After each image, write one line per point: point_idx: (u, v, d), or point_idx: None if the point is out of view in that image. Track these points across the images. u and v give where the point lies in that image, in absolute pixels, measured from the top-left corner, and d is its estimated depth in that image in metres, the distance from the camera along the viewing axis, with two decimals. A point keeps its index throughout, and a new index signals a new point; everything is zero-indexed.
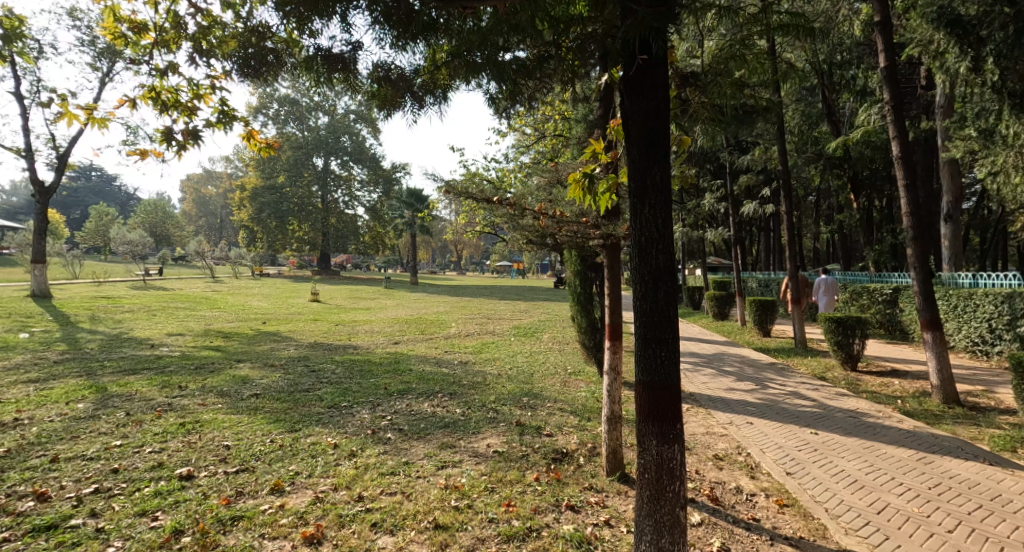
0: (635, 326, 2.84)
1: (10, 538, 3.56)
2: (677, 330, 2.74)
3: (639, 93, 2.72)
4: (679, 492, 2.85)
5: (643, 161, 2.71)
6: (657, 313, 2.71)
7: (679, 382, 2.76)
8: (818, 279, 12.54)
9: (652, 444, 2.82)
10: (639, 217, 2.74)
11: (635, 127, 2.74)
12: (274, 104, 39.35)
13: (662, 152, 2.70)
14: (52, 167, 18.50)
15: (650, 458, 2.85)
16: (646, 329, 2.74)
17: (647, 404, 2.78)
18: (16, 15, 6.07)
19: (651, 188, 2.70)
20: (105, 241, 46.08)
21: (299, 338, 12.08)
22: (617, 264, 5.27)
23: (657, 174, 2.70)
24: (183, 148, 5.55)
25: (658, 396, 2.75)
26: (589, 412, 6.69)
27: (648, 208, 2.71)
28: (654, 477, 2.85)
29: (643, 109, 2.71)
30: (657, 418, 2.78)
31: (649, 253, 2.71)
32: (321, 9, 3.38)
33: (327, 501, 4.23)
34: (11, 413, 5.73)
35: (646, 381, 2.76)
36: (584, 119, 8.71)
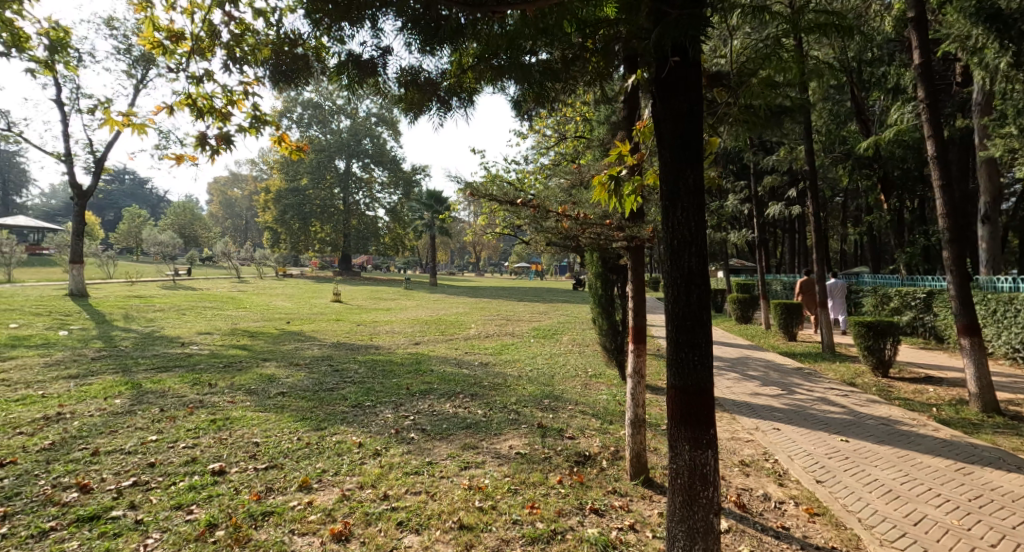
0: (667, 330, 2.84)
1: (56, 527, 3.69)
2: (711, 334, 2.73)
3: (671, 95, 2.71)
4: (713, 499, 2.83)
5: (675, 164, 2.70)
6: (689, 317, 2.69)
7: (712, 387, 2.74)
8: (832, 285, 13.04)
9: (684, 449, 2.80)
10: (671, 220, 2.72)
11: (667, 130, 2.72)
12: (298, 108, 40.10)
13: (693, 155, 2.68)
14: (89, 171, 19.25)
15: (683, 463, 2.83)
16: (679, 333, 2.73)
17: (680, 409, 2.77)
18: (62, 27, 6.32)
19: (684, 191, 2.69)
20: (137, 242, 47.49)
21: (321, 338, 12.30)
22: (641, 267, 5.29)
23: (691, 177, 2.68)
24: (217, 153, 5.73)
25: (692, 400, 2.73)
26: (611, 416, 6.65)
27: (680, 212, 2.70)
28: (687, 482, 2.83)
29: (674, 111, 2.70)
30: (689, 423, 2.76)
31: (681, 256, 2.69)
32: (353, 15, 3.47)
33: (354, 499, 4.29)
34: (53, 407, 5.96)
35: (679, 386, 2.74)
36: (606, 120, 8.68)
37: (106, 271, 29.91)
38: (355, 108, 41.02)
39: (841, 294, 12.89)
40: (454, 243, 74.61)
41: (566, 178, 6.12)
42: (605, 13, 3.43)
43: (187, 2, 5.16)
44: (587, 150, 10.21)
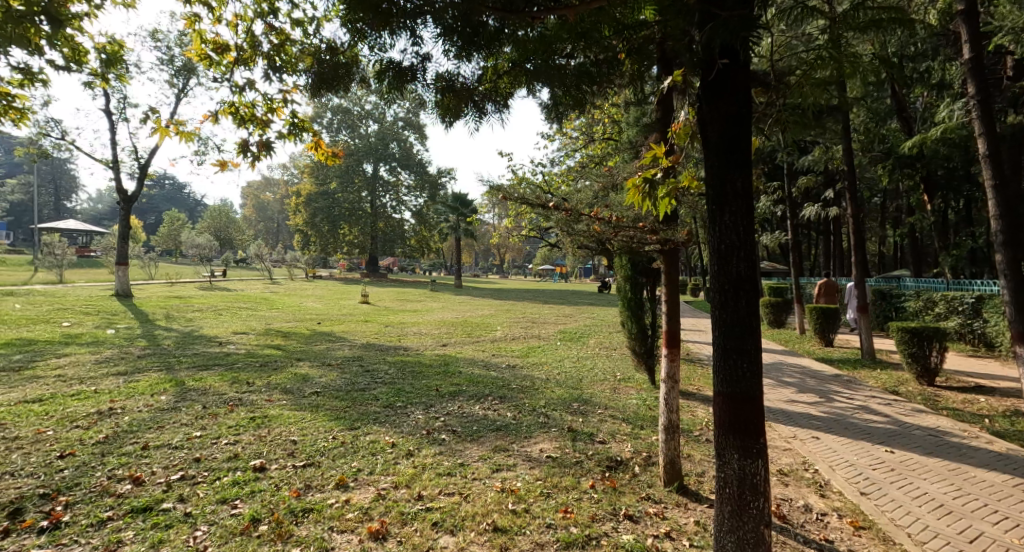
0: (714, 336, 2.80)
1: (113, 517, 3.85)
2: (760, 341, 2.68)
3: (719, 98, 2.67)
4: (763, 510, 2.77)
5: (722, 168, 2.66)
6: (737, 324, 2.66)
7: (761, 394, 2.69)
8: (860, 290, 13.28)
9: (733, 458, 2.75)
10: (718, 226, 2.69)
11: (715, 133, 2.69)
12: (328, 114, 40.89)
13: (741, 159, 2.64)
14: (134, 176, 20.03)
15: (732, 473, 2.78)
16: (726, 340, 2.69)
17: (727, 416, 2.73)
18: (117, 41, 6.62)
19: (731, 195, 2.65)
20: (177, 245, 49.31)
21: (350, 338, 12.51)
22: (675, 271, 5.25)
23: (738, 181, 2.64)
24: (258, 160, 5.94)
25: (739, 407, 2.69)
26: (642, 420, 6.58)
27: (728, 216, 2.66)
28: (736, 492, 2.78)
29: (721, 114, 2.67)
30: (738, 430, 2.72)
31: (729, 261, 2.65)
32: (392, 25, 3.54)
33: (389, 499, 4.35)
34: (105, 402, 6.21)
35: (727, 393, 2.71)
36: (635, 121, 8.61)
37: (150, 272, 31.11)
38: (383, 113, 41.59)
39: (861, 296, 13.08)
40: (481, 246, 75.12)
41: (597, 181, 6.11)
42: (641, 15, 3.41)
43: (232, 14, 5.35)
44: (616, 153, 10.11)
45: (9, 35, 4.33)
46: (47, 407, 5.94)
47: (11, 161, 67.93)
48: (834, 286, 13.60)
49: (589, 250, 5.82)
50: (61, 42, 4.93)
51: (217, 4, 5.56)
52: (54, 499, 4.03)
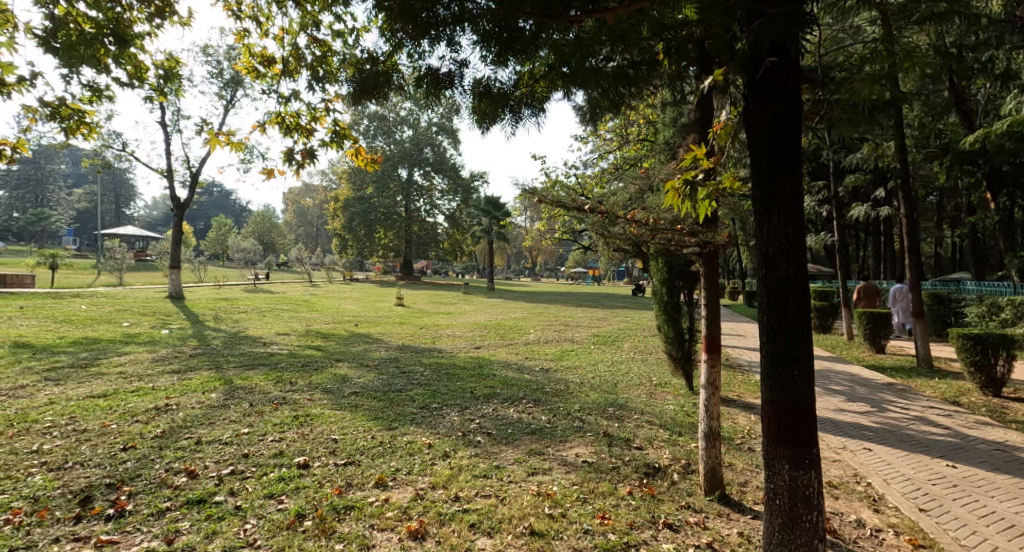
0: (763, 342, 2.75)
1: (171, 507, 4.04)
2: (811, 347, 2.61)
3: (766, 97, 2.62)
4: (816, 522, 2.70)
5: (769, 168, 2.62)
6: (787, 329, 2.60)
7: (813, 403, 2.62)
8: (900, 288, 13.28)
9: (784, 469, 2.69)
10: (766, 228, 2.64)
11: (761, 134, 2.65)
12: (365, 120, 41.74)
13: (790, 160, 2.59)
14: (185, 183, 20.93)
15: (782, 484, 2.72)
16: (774, 345, 2.64)
17: (777, 425, 2.67)
18: (174, 59, 6.97)
19: (780, 196, 2.60)
20: (223, 249, 51.23)
21: (386, 340, 12.75)
22: (714, 274, 5.17)
23: (787, 182, 2.59)
24: (302, 168, 6.15)
25: (791, 416, 2.63)
26: (680, 427, 6.48)
27: (776, 218, 2.61)
28: (787, 503, 2.71)
29: (768, 113, 2.62)
30: (789, 440, 2.66)
31: (778, 264, 2.60)
32: (430, 33, 3.62)
33: (427, 499, 4.42)
34: (161, 398, 6.52)
35: (777, 401, 2.65)
36: (671, 121, 8.49)
37: (198, 275, 32.42)
38: (417, 118, 42.19)
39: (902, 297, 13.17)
40: (513, 248, 75.36)
41: (633, 183, 6.08)
42: (681, 16, 3.39)
43: (278, 27, 5.56)
44: (652, 155, 10.01)
45: (82, 57, 4.62)
46: (110, 402, 6.27)
47: (75, 171, 71.90)
48: (874, 289, 13.79)
49: (624, 252, 5.78)
50: (126, 60, 5.22)
51: (265, 18, 5.79)
52: (118, 488, 4.25)
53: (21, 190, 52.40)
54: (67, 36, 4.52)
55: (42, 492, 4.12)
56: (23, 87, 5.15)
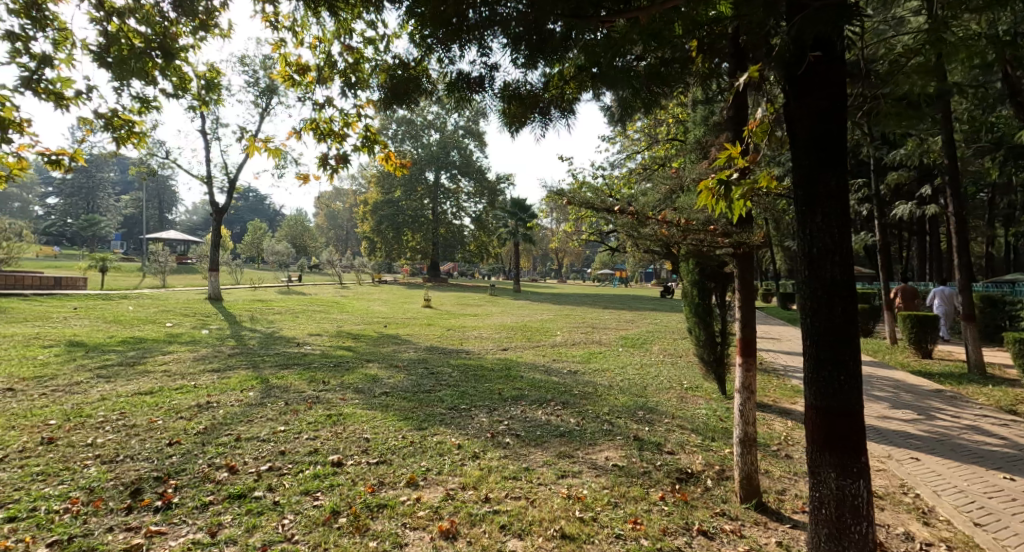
0: (807, 346, 2.69)
1: (213, 501, 4.17)
2: (859, 351, 2.54)
3: (808, 93, 2.56)
4: (866, 534, 2.62)
5: (813, 167, 2.55)
6: (832, 333, 2.54)
7: (861, 409, 2.55)
8: (940, 290, 12.93)
9: (829, 477, 2.62)
10: (811, 228, 2.58)
11: (804, 131, 2.59)
12: (393, 125, 42.29)
13: (834, 158, 2.52)
14: (223, 188, 21.57)
15: (828, 493, 2.64)
16: (819, 349, 2.58)
17: (822, 431, 2.61)
18: (215, 70, 7.20)
19: (823, 195, 2.54)
20: (258, 252, 52.60)
21: (414, 342, 12.87)
22: (749, 276, 5.06)
23: (832, 180, 2.52)
24: (335, 172, 6.28)
25: (837, 423, 2.56)
26: (712, 432, 6.36)
27: (820, 218, 2.55)
28: (834, 514, 2.64)
29: (811, 109, 2.55)
30: (835, 447, 2.59)
31: (822, 265, 2.54)
32: (463, 37, 3.66)
33: (458, 499, 4.44)
34: (203, 395, 6.74)
35: (821, 407, 2.59)
36: (702, 120, 8.35)
37: (235, 277, 33.33)
38: (444, 122, 42.55)
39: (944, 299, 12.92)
40: (540, 250, 75.24)
41: (664, 183, 6.01)
42: (715, 12, 3.34)
43: (312, 36, 5.68)
44: (682, 156, 9.86)
45: (133, 71, 4.82)
46: (156, 398, 6.51)
47: (121, 178, 74.84)
48: (913, 292, 13.35)
49: (654, 253, 5.72)
50: (172, 72, 5.42)
51: (300, 28, 5.92)
52: (165, 481, 4.40)
53: (73, 197, 54.89)
54: (120, 52, 4.73)
55: (97, 483, 4.30)
56: (79, 100, 5.38)
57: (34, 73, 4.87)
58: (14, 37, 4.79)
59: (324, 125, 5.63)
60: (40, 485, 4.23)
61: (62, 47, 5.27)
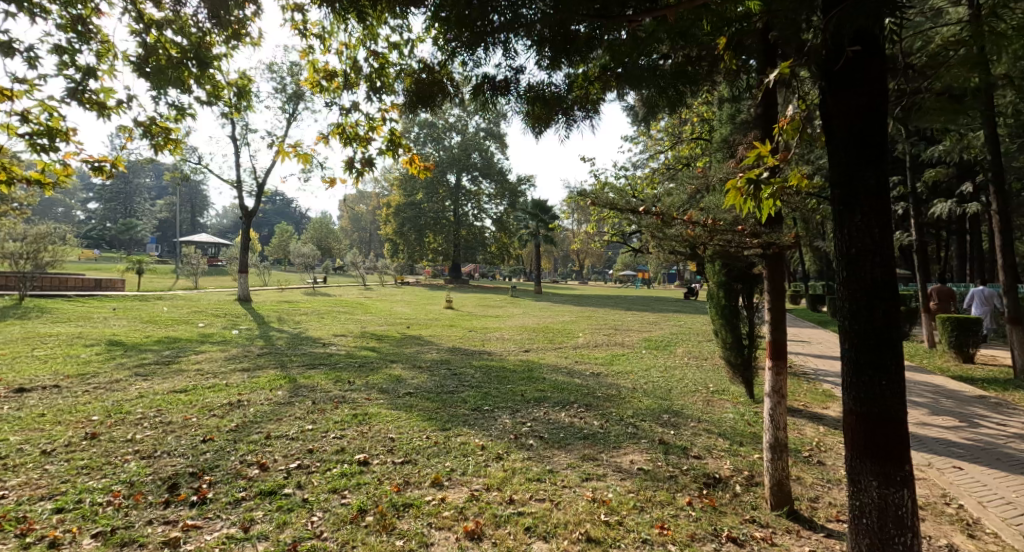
0: (845, 349, 2.62)
1: (246, 497, 4.25)
2: (901, 356, 2.47)
3: (847, 89, 2.50)
4: (910, 545, 2.54)
5: (852, 164, 2.49)
6: (873, 336, 2.47)
7: (904, 416, 2.47)
8: (979, 291, 12.52)
9: (871, 485, 2.55)
10: (850, 228, 2.51)
11: (841, 127, 2.52)
12: (415, 128, 42.67)
13: (874, 155, 2.45)
14: (251, 192, 22.05)
15: (870, 502, 2.57)
16: (859, 353, 2.51)
17: (863, 438, 2.54)
18: (246, 77, 7.36)
19: (863, 194, 2.47)
20: (285, 254, 53.62)
21: (437, 343, 12.95)
22: (779, 277, 4.94)
23: (872, 178, 2.46)
24: (361, 176, 6.36)
25: (879, 430, 2.49)
26: (741, 437, 6.25)
27: (859, 218, 2.49)
28: (877, 523, 2.56)
29: (850, 105, 2.49)
30: (877, 455, 2.51)
31: (862, 266, 2.48)
32: (487, 40, 3.66)
33: (483, 500, 4.45)
34: (234, 394, 6.88)
35: (861, 413, 2.52)
36: (728, 119, 8.22)
37: (263, 279, 34.01)
38: (465, 124, 42.78)
39: (985, 300, 12.51)
40: (560, 251, 74.97)
41: (691, 183, 5.92)
42: (745, 7, 3.27)
43: (339, 42, 5.77)
44: (707, 156, 9.74)
45: (170, 79, 4.95)
46: (190, 396, 6.67)
47: (155, 183, 77.08)
48: (949, 293, 12.92)
49: (679, 254, 5.63)
50: (206, 80, 5.55)
51: (328, 35, 6.02)
52: (200, 477, 4.50)
53: (111, 202, 56.82)
54: (157, 62, 4.87)
55: (137, 477, 4.42)
56: (120, 109, 5.54)
57: (79, 84, 5.04)
58: (61, 50, 4.97)
59: (350, 129, 5.72)
60: (84, 478, 4.37)
61: (105, 59, 5.44)
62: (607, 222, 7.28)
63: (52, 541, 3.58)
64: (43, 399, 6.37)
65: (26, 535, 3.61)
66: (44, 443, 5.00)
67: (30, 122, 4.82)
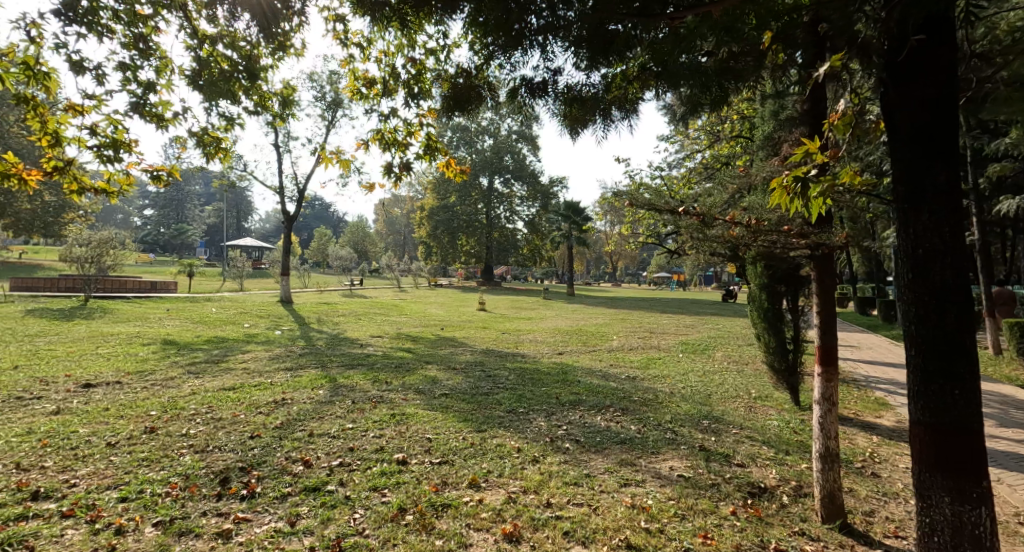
0: (912, 355, 2.50)
1: (291, 493, 4.34)
2: (975, 363, 2.33)
3: (912, 81, 2.38)
4: None
5: (918, 160, 2.37)
6: (944, 341, 2.34)
7: (979, 428, 2.33)
8: None
9: (943, 501, 2.41)
10: (916, 227, 2.39)
11: (906, 122, 2.41)
12: (449, 132, 43.11)
13: (942, 148, 2.32)
14: (292, 197, 22.67)
15: (942, 519, 2.43)
16: (927, 361, 2.39)
17: (933, 451, 2.41)
18: (290, 87, 7.57)
19: (931, 191, 2.34)
20: (323, 257, 54.98)
21: (471, 344, 13.01)
22: (829, 279, 4.74)
23: (941, 174, 2.32)
24: (399, 180, 6.44)
25: (950, 442, 2.36)
26: (786, 445, 6.05)
27: (926, 217, 2.36)
28: (950, 542, 2.42)
29: (915, 97, 2.37)
30: (950, 469, 2.37)
31: (931, 268, 2.35)
32: (525, 43, 3.66)
33: (519, 502, 4.42)
34: (278, 392, 7.07)
35: (931, 424, 2.39)
36: (771, 116, 7.97)
37: (304, 282, 34.93)
38: (498, 127, 42.96)
39: None
40: (593, 253, 74.35)
41: (733, 183, 5.76)
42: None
43: (378, 51, 5.87)
44: (748, 155, 9.49)
45: (222, 92, 5.14)
46: (238, 394, 6.88)
47: (204, 190, 80.23)
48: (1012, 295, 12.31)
49: (718, 256, 5.48)
50: (254, 91, 5.72)
51: (367, 43, 6.13)
52: (249, 472, 4.63)
53: (163, 209, 59.53)
54: (209, 74, 5.06)
55: (191, 470, 4.57)
56: (177, 121, 5.76)
57: (141, 98, 5.27)
58: (125, 66, 5.19)
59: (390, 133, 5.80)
60: (145, 470, 4.54)
61: (163, 73, 5.65)
62: (643, 223, 7.17)
63: (118, 528, 3.73)
64: (107, 394, 6.67)
65: (95, 522, 3.78)
66: (108, 436, 5.23)
67: (98, 134, 5.05)
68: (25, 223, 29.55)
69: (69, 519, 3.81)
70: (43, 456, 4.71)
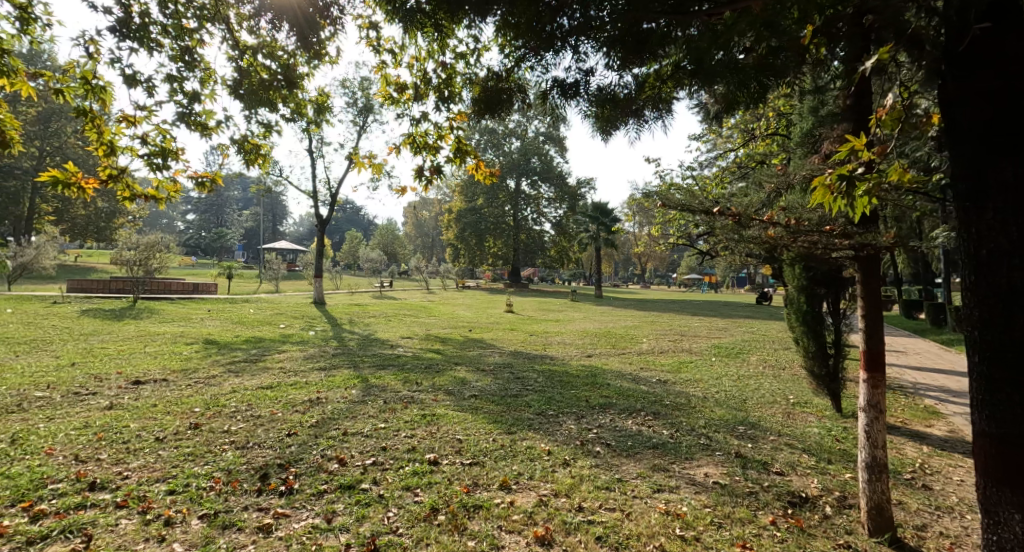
0: (977, 362, 2.36)
1: (327, 490, 4.39)
2: None
3: (975, 72, 2.25)
4: None
5: (981, 156, 2.24)
6: (1012, 348, 2.20)
7: None
8: None
9: (1012, 518, 2.27)
10: (982, 227, 2.25)
11: (969, 117, 2.27)
12: (477, 135, 43.33)
13: (1009, 143, 2.18)
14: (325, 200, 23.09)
15: (1012, 538, 2.29)
16: (993, 369, 2.26)
17: (1000, 465, 2.28)
18: (324, 93, 7.68)
19: (997, 188, 2.21)
20: (354, 259, 55.90)
21: (499, 346, 12.99)
22: (876, 281, 4.52)
23: (1008, 170, 2.19)
24: (429, 183, 6.46)
25: (1020, 455, 2.23)
26: (829, 453, 5.83)
27: (991, 215, 2.22)
28: None
29: (979, 89, 2.24)
30: (1020, 484, 2.23)
31: (996, 270, 2.22)
32: (557, 44, 3.63)
33: (551, 505, 4.37)
34: (313, 391, 7.17)
35: (998, 436, 2.26)
36: (810, 113, 7.71)
37: (336, 283, 35.58)
38: (525, 129, 42.95)
39: None
40: (622, 255, 73.55)
41: (770, 183, 5.59)
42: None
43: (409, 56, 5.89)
44: (785, 154, 9.23)
45: (262, 101, 5.26)
46: (275, 393, 7.00)
47: (242, 195, 82.63)
48: None
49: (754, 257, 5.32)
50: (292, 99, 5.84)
51: (399, 49, 6.16)
52: (287, 468, 4.70)
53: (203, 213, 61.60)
54: (250, 84, 5.19)
55: (233, 466, 4.66)
56: (220, 129, 5.90)
57: (187, 108, 5.42)
58: (172, 78, 5.34)
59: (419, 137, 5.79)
60: (191, 464, 4.66)
61: (207, 84, 5.81)
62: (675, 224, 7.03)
63: (167, 519, 3.83)
64: (155, 391, 6.89)
65: (146, 513, 3.89)
66: (157, 431, 5.39)
67: (148, 144, 5.21)
68: (80, 227, 31.12)
69: (123, 509, 3.93)
70: (98, 448, 4.88)
